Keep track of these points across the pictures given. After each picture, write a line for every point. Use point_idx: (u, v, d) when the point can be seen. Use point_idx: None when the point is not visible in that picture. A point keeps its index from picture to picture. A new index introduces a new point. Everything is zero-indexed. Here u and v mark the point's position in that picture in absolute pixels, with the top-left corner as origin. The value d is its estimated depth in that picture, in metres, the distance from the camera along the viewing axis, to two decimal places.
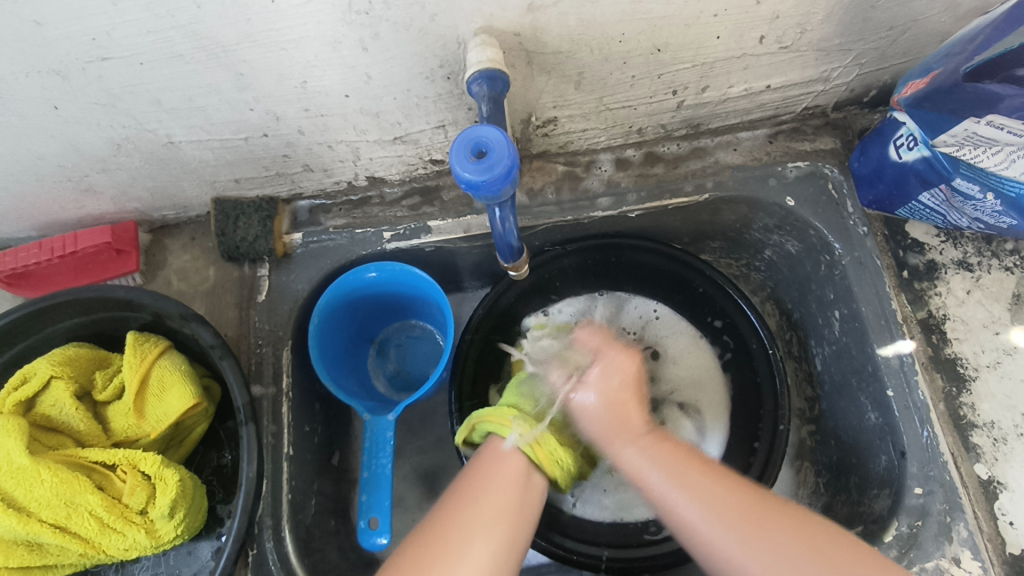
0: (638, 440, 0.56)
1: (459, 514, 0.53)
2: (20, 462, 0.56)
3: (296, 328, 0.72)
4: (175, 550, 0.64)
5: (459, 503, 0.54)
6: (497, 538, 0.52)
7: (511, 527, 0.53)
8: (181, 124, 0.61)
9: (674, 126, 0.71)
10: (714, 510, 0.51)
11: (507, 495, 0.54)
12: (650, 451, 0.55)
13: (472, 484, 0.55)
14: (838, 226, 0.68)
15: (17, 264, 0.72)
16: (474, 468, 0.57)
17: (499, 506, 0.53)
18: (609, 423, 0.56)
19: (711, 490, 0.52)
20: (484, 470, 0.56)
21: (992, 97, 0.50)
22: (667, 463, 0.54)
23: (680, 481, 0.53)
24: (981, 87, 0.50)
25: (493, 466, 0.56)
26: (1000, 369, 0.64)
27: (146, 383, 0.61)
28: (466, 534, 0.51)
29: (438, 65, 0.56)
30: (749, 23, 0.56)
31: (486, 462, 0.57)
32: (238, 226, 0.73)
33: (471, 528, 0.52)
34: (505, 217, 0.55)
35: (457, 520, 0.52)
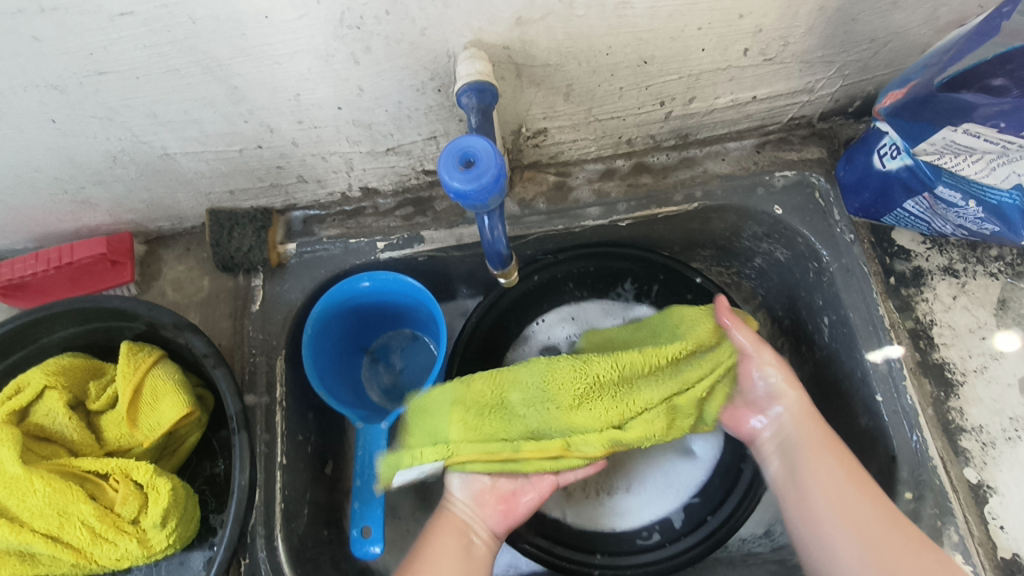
0: (809, 424, 0.61)
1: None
2: (13, 472, 0.56)
3: (290, 337, 0.73)
4: (167, 560, 0.64)
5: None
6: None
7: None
8: (177, 136, 0.62)
9: (663, 136, 0.73)
10: (857, 503, 0.55)
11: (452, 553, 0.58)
12: (812, 434, 0.61)
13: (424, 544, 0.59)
14: (826, 234, 0.69)
15: (12, 275, 0.72)
16: (421, 544, 0.60)
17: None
18: (783, 398, 0.62)
19: (853, 501, 0.56)
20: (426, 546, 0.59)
21: (965, 106, 0.50)
22: (822, 444, 0.60)
23: (829, 479, 0.57)
24: (955, 97, 0.51)
25: (439, 532, 0.60)
26: (988, 373, 0.64)
27: (140, 392, 0.62)
28: None
29: (429, 78, 0.57)
30: (733, 36, 0.58)
31: (431, 533, 0.60)
32: (233, 237, 0.74)
33: None
34: (494, 225, 0.54)
35: None
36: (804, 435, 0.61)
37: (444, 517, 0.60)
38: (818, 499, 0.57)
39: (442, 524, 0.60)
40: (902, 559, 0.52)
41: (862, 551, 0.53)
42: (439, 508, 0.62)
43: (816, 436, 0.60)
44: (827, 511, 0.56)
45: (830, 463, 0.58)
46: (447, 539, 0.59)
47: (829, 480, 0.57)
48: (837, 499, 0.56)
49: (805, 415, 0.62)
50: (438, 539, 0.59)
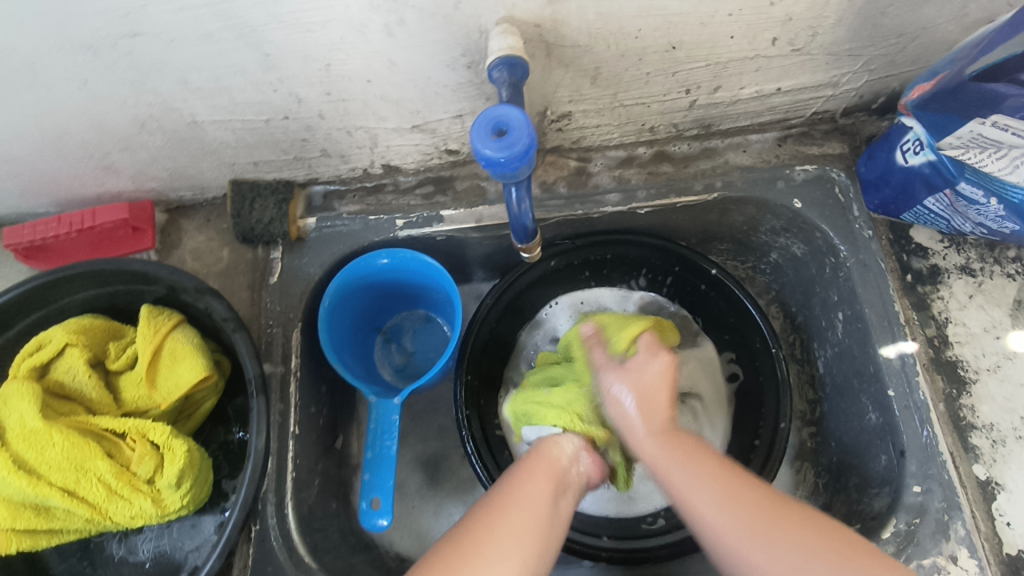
0: (658, 434, 0.55)
1: (492, 523, 0.51)
2: (33, 425, 0.57)
3: (307, 310, 0.74)
4: (179, 522, 0.65)
5: (498, 506, 0.53)
6: (524, 557, 0.50)
7: (540, 545, 0.51)
8: (206, 104, 0.63)
9: (686, 126, 0.73)
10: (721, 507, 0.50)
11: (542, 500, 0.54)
12: (676, 448, 0.54)
13: (515, 474, 0.56)
14: (844, 229, 0.70)
15: (34, 238, 0.73)
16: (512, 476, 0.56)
17: (532, 521, 0.52)
18: (650, 423, 0.55)
19: (742, 492, 0.51)
20: (519, 482, 0.55)
21: (996, 96, 0.51)
22: (685, 461, 0.53)
23: (711, 485, 0.51)
24: (984, 87, 0.52)
25: (535, 471, 0.56)
26: (1001, 372, 0.64)
27: (159, 354, 0.62)
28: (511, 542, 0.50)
29: (460, 54, 0.58)
30: (762, 24, 0.58)
31: (527, 469, 0.56)
32: (254, 208, 0.74)
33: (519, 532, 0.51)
34: (522, 197, 0.54)
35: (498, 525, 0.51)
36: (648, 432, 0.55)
37: (541, 458, 0.57)
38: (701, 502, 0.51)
39: (537, 463, 0.57)
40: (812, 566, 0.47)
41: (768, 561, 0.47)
42: (534, 450, 0.59)
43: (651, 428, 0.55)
44: (706, 500, 0.51)
45: (678, 470, 0.53)
46: (543, 481, 0.55)
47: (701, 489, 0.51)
48: (730, 499, 0.50)
49: (658, 435, 0.55)
50: (535, 479, 0.55)
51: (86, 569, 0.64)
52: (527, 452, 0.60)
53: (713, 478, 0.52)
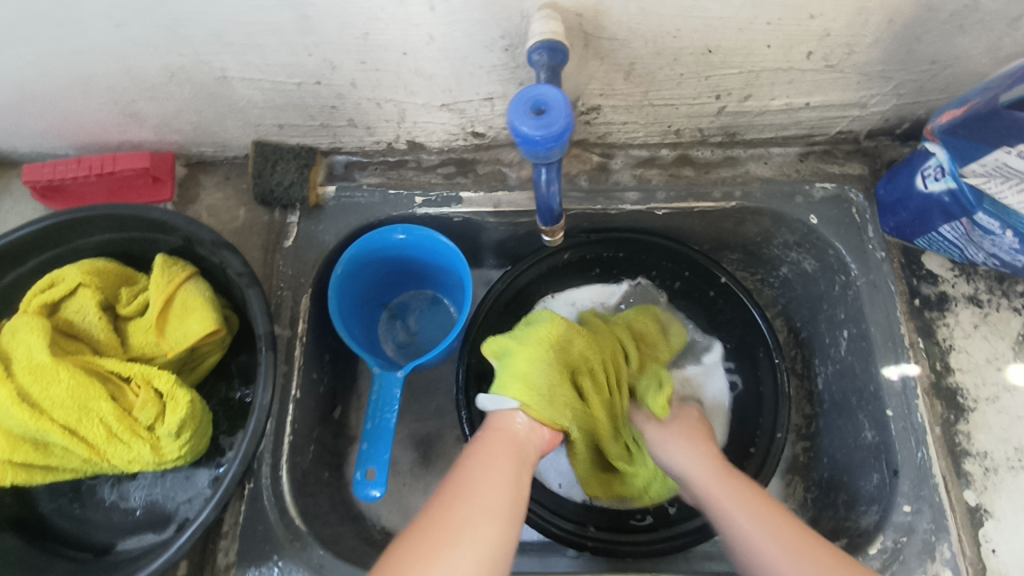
0: (718, 475, 0.60)
1: (461, 499, 0.52)
2: (41, 359, 0.57)
3: (318, 277, 0.74)
4: (173, 473, 0.65)
5: (456, 494, 0.53)
6: (495, 529, 0.51)
7: (503, 526, 0.52)
8: (239, 60, 0.62)
9: (711, 132, 0.74)
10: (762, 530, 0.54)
11: (501, 484, 0.55)
12: (730, 482, 0.59)
13: (473, 458, 0.57)
14: (857, 249, 0.70)
15: (54, 177, 0.72)
16: (469, 460, 0.57)
17: (495, 497, 0.53)
18: (702, 464, 0.61)
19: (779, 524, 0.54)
20: (479, 461, 0.56)
21: None
22: (737, 491, 0.58)
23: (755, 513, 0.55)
24: (1015, 114, 0.51)
25: (493, 450, 0.57)
26: (999, 403, 0.65)
27: (170, 303, 0.63)
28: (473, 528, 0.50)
29: (500, 36, 0.58)
30: (799, 36, 0.58)
31: (483, 449, 0.58)
32: (275, 170, 0.75)
33: (479, 519, 0.51)
34: (550, 179, 0.54)
35: (458, 514, 0.51)
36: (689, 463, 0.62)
37: (498, 440, 0.58)
38: (759, 537, 0.53)
39: (494, 444, 0.58)
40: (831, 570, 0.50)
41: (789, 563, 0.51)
42: (484, 429, 0.60)
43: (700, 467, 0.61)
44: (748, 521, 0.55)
45: (739, 510, 0.56)
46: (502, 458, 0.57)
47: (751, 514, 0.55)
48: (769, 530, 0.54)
49: (715, 472, 0.60)
50: (493, 458, 0.56)
51: (76, 510, 0.64)
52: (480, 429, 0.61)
53: (766, 510, 0.56)
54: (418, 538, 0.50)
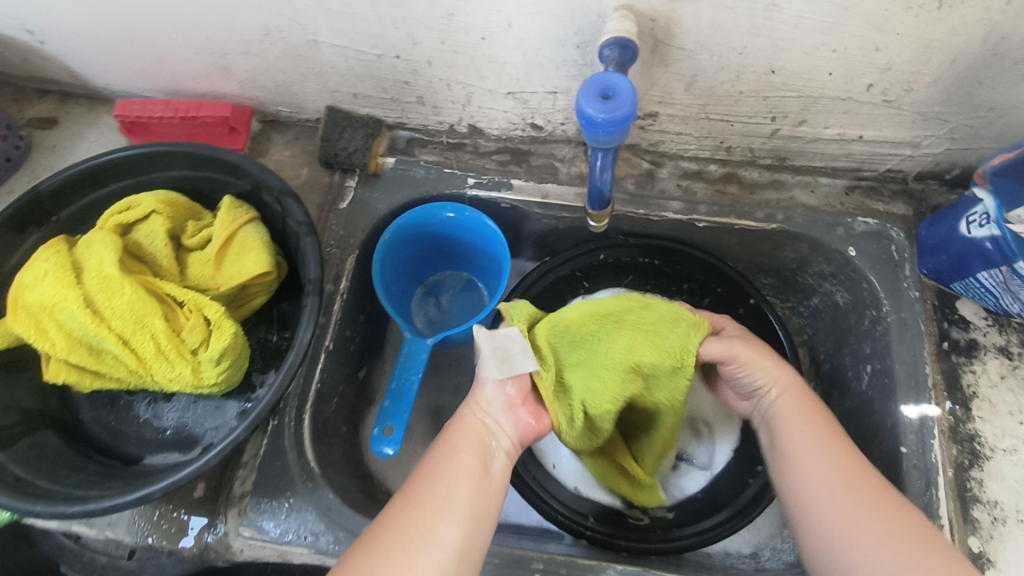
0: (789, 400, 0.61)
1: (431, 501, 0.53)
2: (109, 271, 0.61)
3: (366, 240, 0.78)
4: (205, 401, 0.69)
5: (419, 485, 0.55)
6: (463, 530, 0.52)
7: (465, 518, 0.52)
8: (330, 25, 0.66)
9: (761, 153, 0.76)
10: (839, 501, 0.53)
11: (463, 473, 0.55)
12: (805, 420, 0.60)
13: (440, 448, 0.58)
14: (892, 286, 0.71)
15: (143, 114, 0.78)
16: (438, 449, 0.58)
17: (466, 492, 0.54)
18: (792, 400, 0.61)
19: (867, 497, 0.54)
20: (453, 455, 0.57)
21: None
22: (815, 443, 0.58)
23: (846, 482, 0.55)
24: None
25: (465, 441, 0.58)
26: (1016, 456, 0.65)
27: (230, 241, 0.67)
28: (429, 522, 0.52)
29: (574, 32, 0.61)
30: (862, 67, 0.60)
31: (450, 442, 0.58)
32: (342, 136, 0.78)
33: (436, 513, 0.52)
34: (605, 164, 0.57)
35: (417, 508, 0.53)
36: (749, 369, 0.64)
37: (465, 427, 0.58)
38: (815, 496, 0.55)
39: (462, 431, 0.58)
40: (895, 553, 0.50)
41: (841, 511, 0.53)
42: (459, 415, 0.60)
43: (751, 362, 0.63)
44: (823, 482, 0.55)
45: (811, 461, 0.57)
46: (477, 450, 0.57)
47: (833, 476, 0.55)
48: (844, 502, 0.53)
49: (795, 400, 0.61)
50: (464, 449, 0.57)
51: (111, 421, 0.68)
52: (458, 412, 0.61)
53: (840, 471, 0.55)
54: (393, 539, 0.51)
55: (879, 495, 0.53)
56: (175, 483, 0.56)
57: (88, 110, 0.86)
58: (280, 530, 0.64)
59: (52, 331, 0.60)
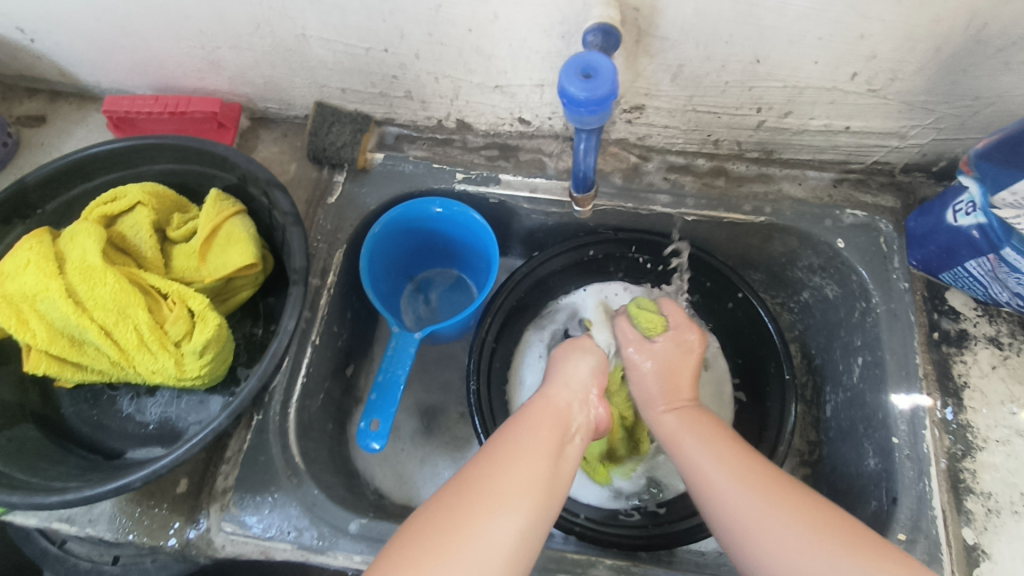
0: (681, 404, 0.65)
1: (494, 478, 0.51)
2: (92, 262, 0.61)
3: (355, 235, 0.77)
4: (189, 395, 0.68)
5: (493, 462, 0.52)
6: (516, 531, 0.48)
7: (531, 510, 0.50)
8: (319, 18, 0.66)
9: (748, 146, 0.76)
10: (747, 488, 0.53)
11: (541, 460, 0.53)
12: (698, 422, 0.62)
13: (511, 431, 0.56)
14: (881, 278, 0.71)
15: (131, 109, 0.78)
16: (512, 429, 0.56)
17: (533, 475, 0.52)
18: (659, 386, 0.67)
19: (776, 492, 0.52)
20: (520, 437, 0.55)
21: None
22: (703, 435, 0.60)
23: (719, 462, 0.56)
24: None
25: (536, 427, 0.57)
26: (1009, 447, 0.64)
27: (216, 233, 0.66)
28: (484, 511, 0.48)
29: (559, 22, 0.61)
30: (846, 55, 0.61)
31: (533, 421, 0.57)
32: (331, 131, 0.79)
33: (499, 502, 0.49)
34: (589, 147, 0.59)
35: (481, 489, 0.50)
36: (661, 393, 0.67)
37: (545, 412, 0.59)
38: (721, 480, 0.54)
39: (541, 416, 0.58)
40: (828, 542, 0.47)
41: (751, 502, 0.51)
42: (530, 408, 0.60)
43: (662, 394, 0.66)
44: (725, 471, 0.55)
45: (711, 459, 0.57)
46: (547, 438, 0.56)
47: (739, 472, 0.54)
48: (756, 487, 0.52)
49: (687, 407, 0.64)
50: (535, 435, 0.56)
51: (94, 416, 0.67)
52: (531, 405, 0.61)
53: (735, 464, 0.55)
54: (445, 517, 0.48)
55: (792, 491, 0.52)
56: (155, 472, 0.55)
57: (78, 108, 0.86)
58: (263, 526, 0.63)
59: (33, 323, 0.59)
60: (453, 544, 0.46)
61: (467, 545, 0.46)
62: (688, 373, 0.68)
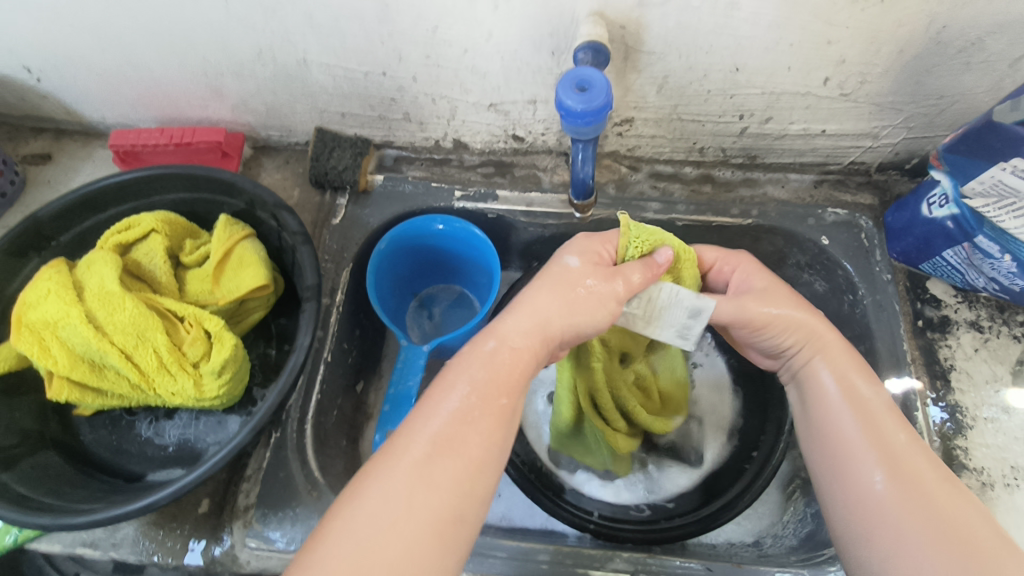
0: (834, 357, 0.58)
1: (437, 438, 0.47)
2: (111, 288, 0.63)
3: (360, 253, 0.80)
4: (206, 417, 0.69)
5: (433, 426, 0.48)
6: (448, 504, 0.45)
7: (468, 487, 0.46)
8: (320, 46, 0.69)
9: (732, 152, 0.80)
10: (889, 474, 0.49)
11: (480, 426, 0.48)
12: (845, 370, 0.57)
13: (452, 384, 0.50)
14: (865, 271, 0.75)
15: (137, 142, 0.80)
16: (456, 384, 0.50)
17: (472, 439, 0.48)
18: (797, 334, 0.59)
19: (893, 436, 0.52)
20: (465, 394, 0.49)
21: (1017, 139, 0.55)
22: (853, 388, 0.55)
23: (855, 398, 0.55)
24: (1008, 130, 0.56)
25: (478, 378, 0.50)
26: (997, 424, 0.68)
27: (228, 257, 0.68)
28: (418, 487, 0.45)
29: (549, 40, 0.65)
30: (819, 61, 0.65)
31: (477, 374, 0.51)
32: (332, 156, 0.81)
33: (430, 476, 0.45)
34: (586, 156, 0.63)
35: (418, 463, 0.46)
36: (798, 338, 0.59)
37: (490, 364, 0.51)
38: (857, 447, 0.52)
39: (490, 366, 0.51)
40: (943, 525, 0.46)
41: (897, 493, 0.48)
42: (484, 348, 0.53)
43: (803, 340, 0.59)
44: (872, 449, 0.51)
45: (852, 418, 0.54)
46: (492, 398, 0.50)
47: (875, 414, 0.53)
48: (898, 469, 0.50)
49: (844, 355, 0.58)
50: (479, 388, 0.50)
51: (113, 442, 0.68)
52: (486, 342, 0.53)
53: (879, 423, 0.53)
54: (386, 482, 0.45)
55: (943, 486, 0.48)
56: (182, 488, 0.56)
57: (83, 145, 0.89)
58: (286, 539, 0.64)
59: (54, 349, 0.61)
60: (386, 522, 0.43)
61: (402, 515, 0.44)
62: (803, 308, 0.60)
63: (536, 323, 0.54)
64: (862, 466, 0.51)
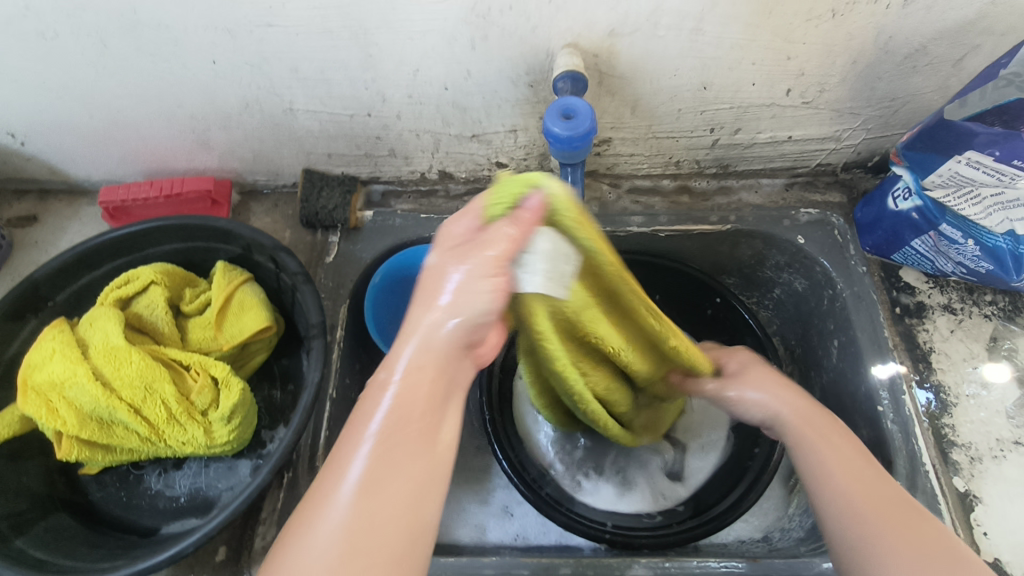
0: (809, 413, 0.59)
1: (365, 479, 0.43)
2: (116, 343, 0.63)
3: (356, 289, 0.81)
4: (216, 464, 0.69)
5: (360, 463, 0.43)
6: (393, 542, 0.42)
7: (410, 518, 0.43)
8: (306, 93, 0.72)
9: (707, 163, 0.84)
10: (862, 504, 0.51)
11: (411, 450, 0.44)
12: (814, 419, 0.58)
13: (369, 413, 0.45)
14: (842, 265, 0.78)
15: (126, 197, 0.81)
16: (372, 412, 0.44)
17: (404, 469, 0.43)
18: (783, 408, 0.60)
19: (864, 470, 0.54)
20: (382, 422, 0.44)
21: (969, 133, 0.60)
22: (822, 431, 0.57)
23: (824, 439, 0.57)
24: (959, 126, 0.61)
25: (394, 401, 0.44)
26: (979, 399, 0.71)
27: (228, 303, 0.69)
28: (358, 532, 0.41)
29: (526, 73, 0.68)
30: (780, 75, 0.69)
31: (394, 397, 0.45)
32: (321, 195, 0.83)
33: (368, 518, 0.42)
34: (575, 181, 0.67)
35: (353, 506, 0.42)
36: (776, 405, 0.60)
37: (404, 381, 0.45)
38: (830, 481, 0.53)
39: (406, 381, 0.45)
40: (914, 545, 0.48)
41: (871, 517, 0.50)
42: (385, 378, 0.45)
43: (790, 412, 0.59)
44: (847, 483, 0.53)
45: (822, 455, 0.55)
46: (414, 419, 0.44)
47: (846, 460, 0.54)
48: (870, 498, 0.51)
49: (814, 413, 0.59)
50: (400, 411, 0.44)
51: (123, 498, 0.68)
52: (386, 371, 0.46)
53: (847, 459, 0.55)
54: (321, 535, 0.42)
55: (913, 513, 0.51)
56: (204, 536, 0.56)
57: (68, 204, 0.89)
58: None
59: (63, 409, 0.61)
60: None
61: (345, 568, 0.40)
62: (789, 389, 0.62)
63: (434, 332, 0.45)
64: (838, 496, 0.52)
